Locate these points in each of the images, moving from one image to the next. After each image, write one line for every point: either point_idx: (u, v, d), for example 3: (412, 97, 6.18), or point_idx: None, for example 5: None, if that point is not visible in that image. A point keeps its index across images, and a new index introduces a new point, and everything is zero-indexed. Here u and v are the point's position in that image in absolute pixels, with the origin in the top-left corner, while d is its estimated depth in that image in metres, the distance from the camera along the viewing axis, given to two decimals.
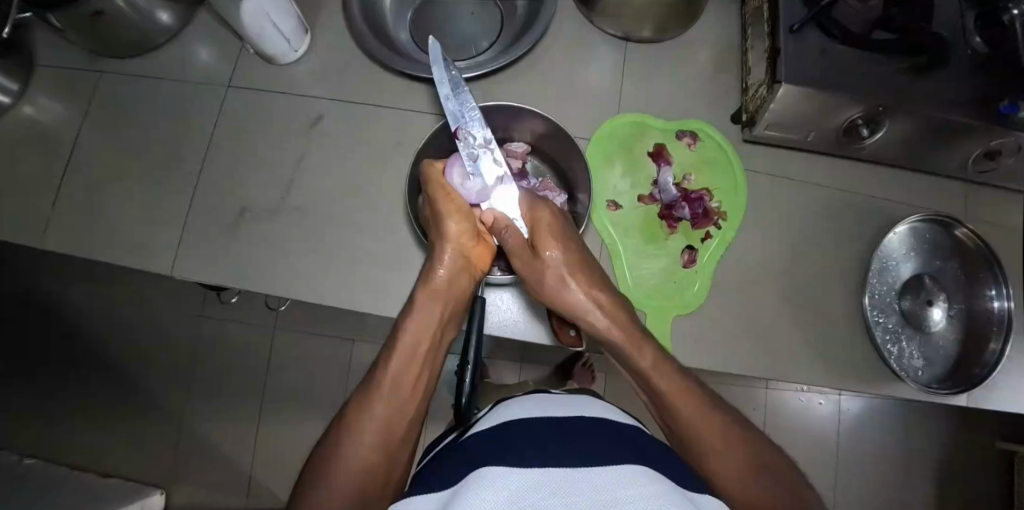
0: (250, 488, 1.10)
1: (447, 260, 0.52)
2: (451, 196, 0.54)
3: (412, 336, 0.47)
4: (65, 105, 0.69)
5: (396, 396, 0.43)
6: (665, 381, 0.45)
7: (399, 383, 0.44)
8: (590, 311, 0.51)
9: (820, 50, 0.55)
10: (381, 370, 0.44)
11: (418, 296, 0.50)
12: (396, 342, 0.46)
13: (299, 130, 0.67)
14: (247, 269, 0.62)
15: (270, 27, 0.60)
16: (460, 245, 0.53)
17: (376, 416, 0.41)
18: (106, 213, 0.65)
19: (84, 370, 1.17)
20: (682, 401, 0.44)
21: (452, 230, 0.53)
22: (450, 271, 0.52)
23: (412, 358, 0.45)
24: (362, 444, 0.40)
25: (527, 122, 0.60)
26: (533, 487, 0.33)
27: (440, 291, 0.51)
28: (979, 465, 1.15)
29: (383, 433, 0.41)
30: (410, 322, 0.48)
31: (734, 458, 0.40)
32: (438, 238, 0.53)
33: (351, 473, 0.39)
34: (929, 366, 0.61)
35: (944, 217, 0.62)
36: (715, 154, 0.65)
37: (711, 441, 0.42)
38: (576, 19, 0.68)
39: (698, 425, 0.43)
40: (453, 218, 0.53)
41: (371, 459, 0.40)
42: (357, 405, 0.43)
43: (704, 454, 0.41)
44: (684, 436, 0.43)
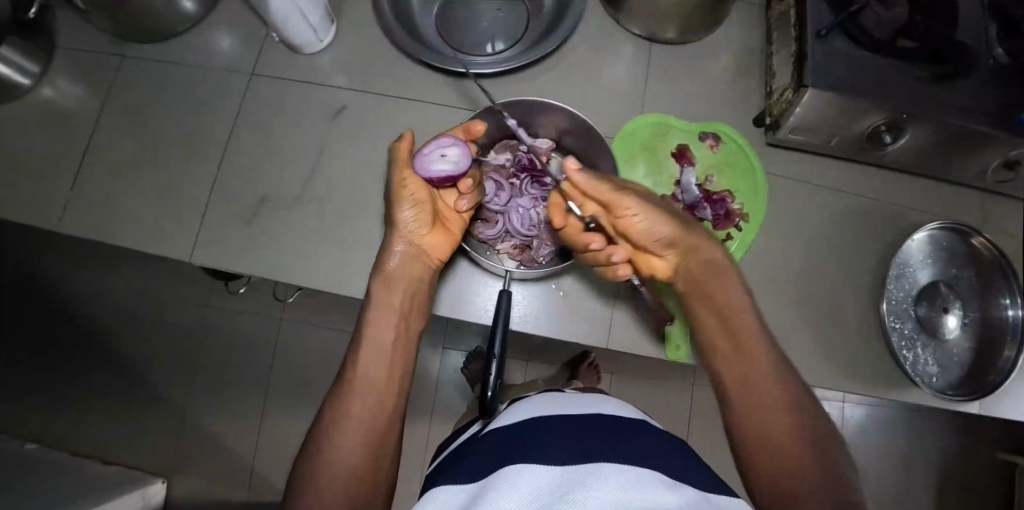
0: (253, 479, 1.10)
1: (399, 248, 0.52)
2: (406, 181, 0.53)
3: (378, 328, 0.47)
4: (85, 89, 0.69)
5: (367, 393, 0.44)
6: (749, 326, 0.44)
7: (370, 379, 0.44)
8: (698, 244, 0.48)
9: (846, 56, 0.56)
10: (351, 371, 0.45)
11: (375, 288, 0.50)
12: (361, 338, 0.46)
13: (321, 120, 0.67)
14: (266, 257, 0.62)
15: (297, 16, 0.60)
16: (414, 232, 0.53)
17: (353, 417, 0.42)
18: (125, 197, 0.65)
19: (90, 357, 1.16)
20: (759, 360, 0.42)
21: (407, 218, 0.52)
22: (404, 259, 0.52)
23: (379, 350, 0.46)
24: (346, 444, 0.41)
25: (552, 118, 0.60)
26: (556, 486, 0.33)
27: (397, 280, 0.51)
28: (980, 475, 1.16)
29: (364, 432, 0.42)
30: (369, 314, 0.48)
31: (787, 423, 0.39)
32: (393, 228, 0.52)
33: (339, 474, 0.40)
34: (943, 372, 0.61)
35: (961, 225, 0.63)
36: (737, 156, 0.65)
37: (776, 411, 0.40)
38: (600, 18, 0.68)
39: (764, 383, 0.41)
40: (409, 205, 0.53)
41: (358, 457, 0.41)
42: (331, 408, 0.43)
43: (756, 404, 0.40)
44: (741, 385, 0.42)
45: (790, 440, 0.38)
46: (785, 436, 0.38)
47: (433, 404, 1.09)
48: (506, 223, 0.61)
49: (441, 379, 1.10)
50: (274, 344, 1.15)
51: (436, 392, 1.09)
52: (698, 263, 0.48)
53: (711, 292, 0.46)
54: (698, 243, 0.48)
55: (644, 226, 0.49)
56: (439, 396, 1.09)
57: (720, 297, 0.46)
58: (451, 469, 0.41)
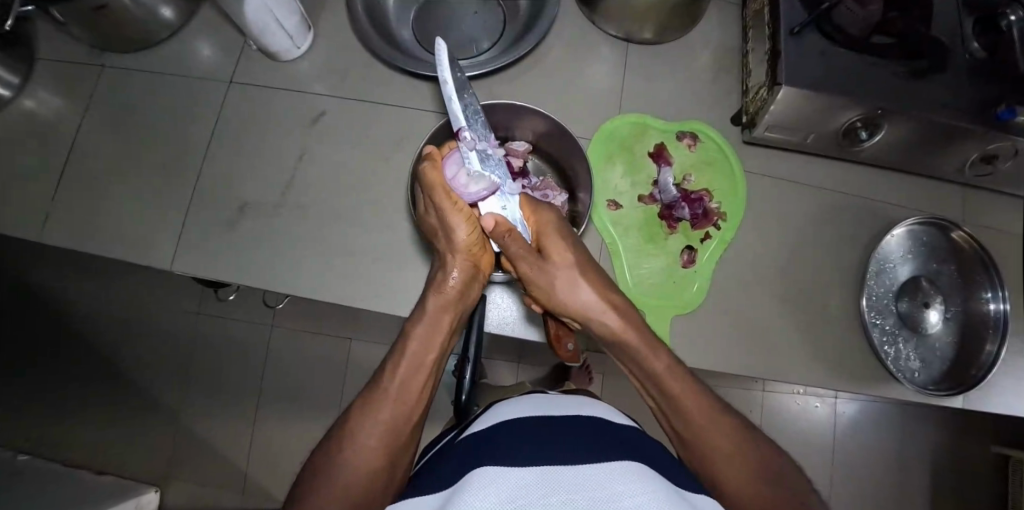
0: (245, 486, 1.10)
1: (458, 268, 0.50)
2: (458, 206, 0.49)
3: (425, 341, 0.46)
4: (66, 99, 0.69)
5: (401, 404, 0.43)
6: (677, 386, 0.45)
7: (405, 391, 0.43)
8: (598, 312, 0.49)
9: (820, 53, 0.56)
10: (388, 378, 0.44)
11: (430, 302, 0.48)
12: (405, 346, 0.45)
13: (301, 126, 0.67)
14: (246, 264, 0.62)
15: (273, 23, 0.60)
16: (471, 248, 0.50)
17: (381, 425, 0.41)
18: (107, 206, 0.65)
19: (81, 366, 1.16)
20: (698, 414, 0.44)
21: (464, 238, 0.50)
22: (463, 278, 0.50)
23: (420, 364, 0.45)
24: (367, 451, 0.40)
25: (529, 121, 0.60)
26: (531, 484, 0.33)
27: (453, 300, 0.49)
28: (975, 469, 1.15)
29: (388, 444, 0.41)
30: (420, 325, 0.47)
31: (748, 478, 0.41)
32: (449, 243, 0.51)
33: (355, 480, 0.39)
34: (925, 367, 0.61)
35: (940, 220, 0.63)
36: (715, 155, 0.65)
37: (720, 449, 0.42)
38: (578, 20, 0.68)
39: (709, 438, 0.43)
40: (463, 222, 0.49)
41: (377, 467, 0.40)
42: (362, 410, 0.42)
43: (715, 465, 0.42)
44: (693, 444, 0.43)
45: (754, 492, 0.40)
46: (736, 485, 0.40)
47: (424, 408, 1.09)
48: None
49: None
50: (265, 350, 1.15)
51: None
52: (609, 327, 0.49)
53: (635, 358, 0.47)
54: (602, 309, 0.49)
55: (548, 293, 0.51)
56: (431, 399, 1.09)
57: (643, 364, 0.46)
58: (425, 474, 0.41)
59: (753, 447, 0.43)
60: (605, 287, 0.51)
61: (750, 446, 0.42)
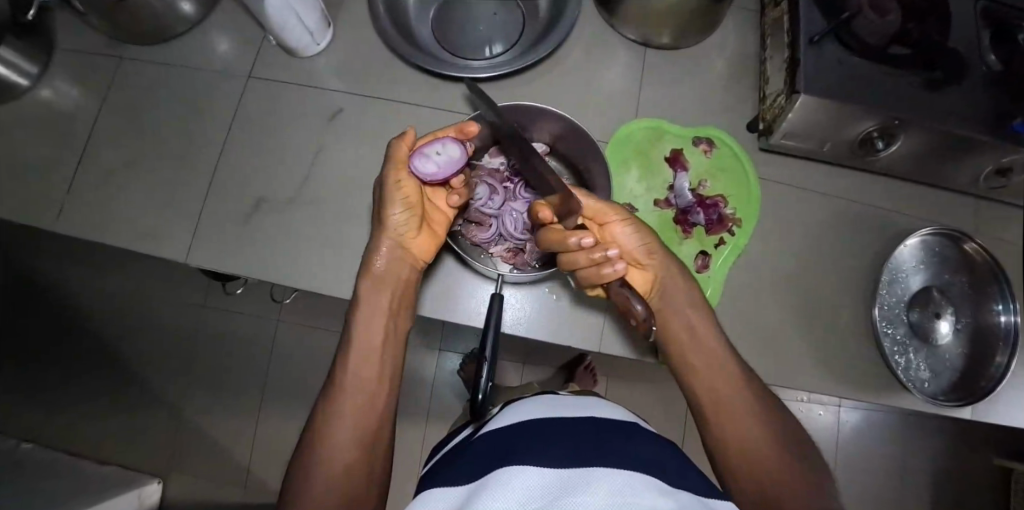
0: (248, 480, 1.10)
1: (385, 248, 0.52)
2: (401, 184, 0.52)
3: (367, 327, 0.48)
4: (83, 90, 0.69)
5: (356, 392, 0.44)
6: (716, 341, 0.48)
7: (361, 379, 0.45)
8: (663, 263, 0.53)
9: (839, 62, 0.56)
10: (340, 374, 0.45)
11: (362, 288, 0.50)
12: (350, 338, 0.47)
13: (318, 122, 0.67)
14: (261, 259, 0.63)
15: (294, 20, 0.61)
16: (400, 230, 0.52)
17: (342, 416, 0.43)
18: (122, 198, 0.66)
19: (87, 357, 1.17)
20: (734, 371, 0.46)
21: (395, 219, 0.52)
22: (390, 259, 0.52)
23: (368, 349, 0.47)
24: (337, 443, 0.42)
25: (547, 122, 0.60)
26: (551, 485, 0.34)
27: (386, 279, 0.51)
28: (977, 481, 1.16)
29: (357, 429, 0.43)
30: (358, 314, 0.48)
31: (763, 425, 0.44)
32: (380, 229, 0.52)
33: (331, 473, 0.41)
34: (935, 377, 0.61)
35: (953, 231, 0.63)
36: (730, 161, 0.65)
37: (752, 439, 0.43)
38: (596, 23, 0.68)
39: (741, 395, 0.45)
40: (397, 203, 0.52)
41: (350, 455, 0.42)
42: (325, 407, 0.44)
43: (732, 411, 0.44)
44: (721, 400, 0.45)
45: (770, 447, 0.42)
46: (758, 445, 0.43)
47: (429, 406, 1.09)
48: (499, 227, 0.63)
49: (438, 381, 1.10)
50: (271, 345, 1.15)
51: (432, 394, 1.10)
52: (670, 278, 0.52)
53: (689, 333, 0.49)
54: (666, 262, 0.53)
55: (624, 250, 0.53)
56: (435, 397, 1.09)
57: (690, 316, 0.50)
58: (443, 471, 0.41)
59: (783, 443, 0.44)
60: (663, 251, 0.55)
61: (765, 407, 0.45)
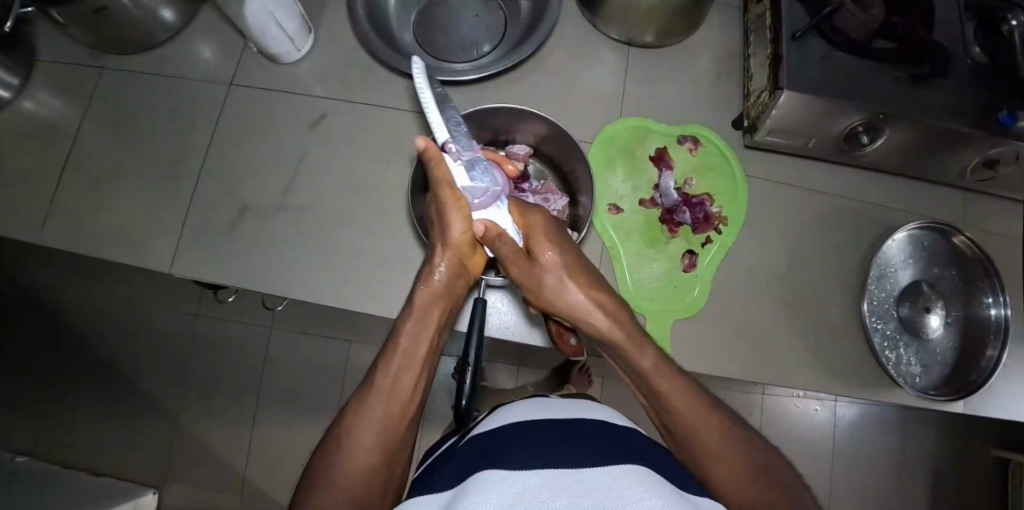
0: (244, 488, 1.09)
1: (448, 264, 0.51)
2: (461, 202, 0.51)
3: (414, 337, 0.47)
4: (66, 101, 0.69)
5: (396, 401, 0.44)
6: (658, 381, 0.47)
7: (396, 388, 0.45)
8: (587, 312, 0.51)
9: (823, 57, 0.56)
10: (381, 378, 0.45)
11: (418, 299, 0.50)
12: (396, 344, 0.46)
13: (301, 129, 0.67)
14: (248, 267, 0.62)
15: (275, 26, 0.60)
16: (463, 249, 0.52)
17: (373, 420, 0.43)
18: (107, 208, 0.65)
19: (79, 369, 1.16)
20: (681, 404, 0.46)
21: (457, 235, 0.51)
22: (451, 275, 0.51)
23: (408, 359, 0.46)
24: (362, 445, 0.42)
25: (530, 124, 0.60)
26: (536, 489, 0.33)
27: (439, 292, 0.50)
28: (975, 472, 1.15)
29: (383, 436, 0.43)
30: (408, 323, 0.48)
31: (721, 453, 0.43)
32: (442, 238, 0.52)
33: (351, 477, 0.40)
34: (926, 372, 0.61)
35: (941, 224, 0.63)
36: (716, 159, 0.65)
37: (710, 450, 0.44)
38: (579, 23, 0.68)
39: (694, 425, 0.45)
40: (460, 222, 0.51)
41: (372, 462, 0.42)
42: (354, 409, 0.43)
43: (694, 440, 0.44)
44: (677, 434, 0.46)
45: (733, 474, 0.42)
46: (719, 461, 0.43)
47: (424, 410, 1.09)
48: None
49: (432, 385, 1.10)
50: (264, 352, 1.14)
51: (427, 398, 1.09)
52: (597, 326, 0.51)
53: (623, 356, 0.49)
54: (590, 309, 0.51)
55: (537, 296, 0.53)
56: (430, 401, 1.09)
57: (629, 361, 0.49)
58: (429, 478, 0.41)
59: (743, 444, 0.44)
60: (594, 286, 0.52)
61: (723, 429, 0.45)
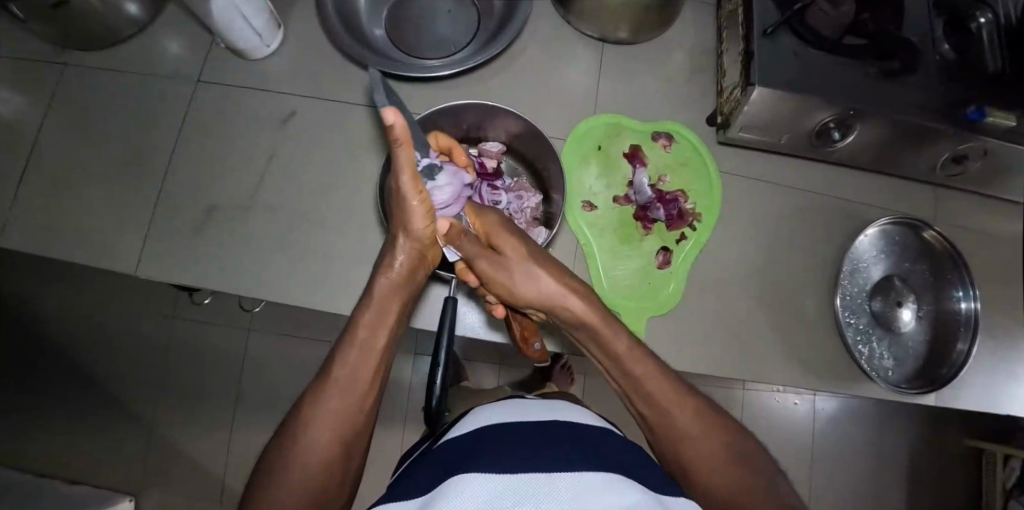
0: (222, 494, 1.08)
1: (405, 253, 0.49)
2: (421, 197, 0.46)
3: (373, 328, 0.46)
4: (26, 99, 0.67)
5: (354, 392, 0.43)
6: (638, 366, 0.46)
7: (358, 381, 0.44)
8: (562, 297, 0.49)
9: (793, 54, 0.56)
10: (336, 368, 0.44)
11: (377, 288, 0.48)
12: (353, 334, 0.46)
13: (270, 127, 0.65)
14: (216, 269, 0.61)
15: (241, 21, 0.59)
16: (423, 239, 0.48)
17: (330, 412, 0.42)
18: (69, 210, 0.63)
19: (51, 375, 1.13)
20: (657, 389, 0.45)
21: (419, 228, 0.47)
22: (410, 266, 0.49)
23: (368, 351, 0.45)
24: (319, 439, 0.41)
25: (502, 121, 0.59)
26: (508, 489, 0.33)
27: (397, 281, 0.49)
28: (950, 463, 1.18)
29: (343, 430, 0.42)
30: (366, 311, 0.47)
31: (707, 441, 0.44)
32: (403, 229, 0.48)
33: (309, 470, 0.40)
34: (898, 366, 0.62)
35: (913, 219, 0.63)
36: (690, 156, 0.65)
37: (693, 439, 0.44)
38: (553, 19, 0.67)
39: (667, 408, 0.45)
40: (421, 216, 0.47)
41: (329, 456, 0.41)
42: (311, 400, 0.43)
43: (673, 432, 0.44)
44: (659, 428, 0.45)
45: (710, 457, 0.43)
46: (701, 456, 0.43)
47: (405, 410, 1.08)
48: None
49: (413, 385, 1.09)
50: (242, 353, 1.13)
51: (408, 398, 1.08)
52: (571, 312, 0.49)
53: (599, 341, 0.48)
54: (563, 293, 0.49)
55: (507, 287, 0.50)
56: (411, 402, 1.08)
57: (608, 350, 0.48)
58: (397, 486, 0.40)
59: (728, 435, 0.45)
60: (562, 274, 0.51)
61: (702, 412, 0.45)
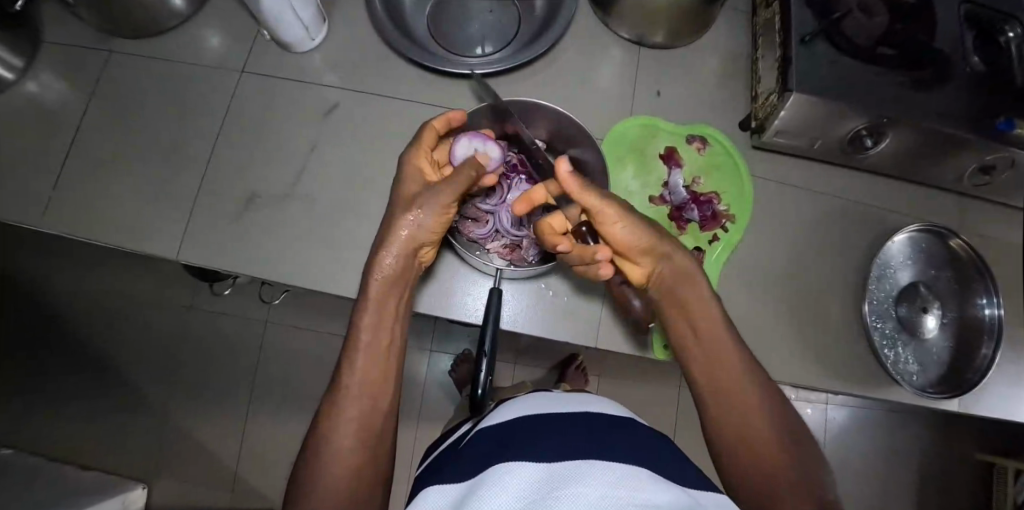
0: (236, 483, 1.08)
1: (397, 248, 0.49)
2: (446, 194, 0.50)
3: (375, 328, 0.47)
4: (71, 84, 0.68)
5: (367, 395, 0.44)
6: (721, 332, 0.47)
7: (367, 382, 0.45)
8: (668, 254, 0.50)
9: (829, 61, 0.57)
10: (348, 376, 0.45)
11: (373, 287, 0.48)
12: (357, 340, 0.46)
13: (312, 118, 0.66)
14: (254, 256, 0.62)
15: (290, 14, 0.60)
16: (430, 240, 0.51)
17: (350, 419, 0.43)
18: (111, 193, 0.64)
19: (69, 360, 1.13)
20: (727, 359, 0.46)
21: (427, 227, 0.50)
22: (405, 260, 0.50)
23: (373, 353, 0.46)
24: (343, 443, 0.42)
25: (543, 119, 0.61)
26: (544, 479, 0.34)
27: (394, 277, 0.49)
28: (958, 475, 1.18)
29: (362, 430, 0.43)
30: (364, 315, 0.47)
31: (762, 423, 0.43)
32: (403, 226, 0.50)
33: (337, 475, 0.41)
34: (923, 370, 0.63)
35: (940, 227, 0.65)
36: (723, 159, 0.66)
37: (747, 415, 0.44)
38: (591, 22, 0.69)
39: (730, 378, 0.45)
40: (432, 214, 0.50)
41: (356, 457, 0.42)
42: (328, 411, 0.44)
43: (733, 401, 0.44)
44: (722, 394, 0.45)
45: (763, 431, 0.43)
46: (759, 434, 0.43)
47: (420, 406, 1.08)
48: (497, 222, 0.61)
49: (429, 381, 1.09)
50: (260, 345, 1.14)
51: (424, 394, 1.09)
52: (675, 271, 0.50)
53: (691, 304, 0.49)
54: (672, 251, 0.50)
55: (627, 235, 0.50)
56: (427, 398, 1.09)
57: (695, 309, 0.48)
58: (439, 472, 0.42)
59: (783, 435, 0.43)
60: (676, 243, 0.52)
61: (770, 394, 0.45)
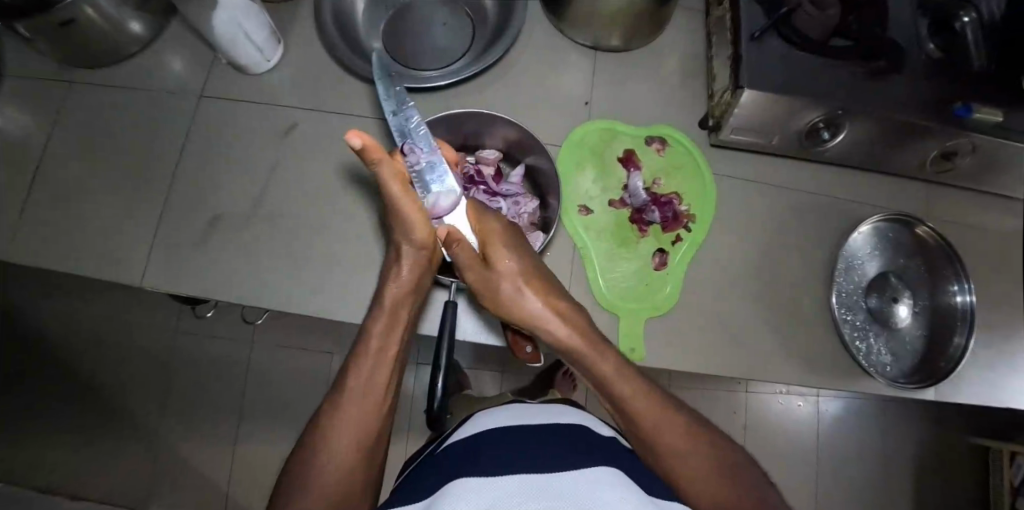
0: (226, 507, 1.07)
1: (409, 261, 0.51)
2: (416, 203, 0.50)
3: (386, 335, 0.47)
4: (32, 116, 0.68)
5: (372, 399, 0.44)
6: (621, 386, 0.47)
7: (375, 384, 0.45)
8: (546, 320, 0.50)
9: (780, 56, 0.57)
10: (353, 380, 0.45)
11: (388, 295, 0.49)
12: (369, 343, 0.47)
13: (272, 139, 0.67)
14: (218, 279, 0.62)
15: (242, 37, 0.60)
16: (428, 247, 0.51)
17: (352, 421, 0.43)
18: (74, 223, 0.64)
19: (55, 390, 1.13)
20: (640, 404, 0.46)
21: (419, 236, 0.50)
22: (415, 272, 0.51)
23: (384, 357, 0.46)
24: (343, 446, 0.42)
25: (498, 128, 0.61)
26: (506, 491, 0.33)
27: (405, 286, 0.50)
28: (956, 462, 1.17)
29: (361, 434, 0.43)
30: (378, 320, 0.48)
31: (695, 457, 0.44)
32: (405, 236, 0.51)
33: (331, 478, 0.41)
34: (897, 361, 0.62)
35: (906, 216, 0.64)
36: (683, 159, 0.66)
37: (678, 457, 0.44)
38: (546, 28, 0.69)
39: (648, 424, 0.45)
40: (419, 222, 0.50)
41: (352, 462, 0.42)
42: (327, 415, 0.43)
43: (659, 447, 0.45)
44: (645, 444, 0.46)
45: (696, 470, 0.43)
46: (694, 476, 0.43)
47: (407, 419, 1.08)
48: None
49: (415, 394, 1.09)
50: (245, 365, 1.13)
51: (410, 407, 1.08)
52: (556, 333, 0.50)
53: (586, 362, 0.49)
54: (544, 317, 0.50)
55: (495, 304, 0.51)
56: (414, 411, 1.08)
57: (592, 367, 0.48)
58: (403, 490, 0.41)
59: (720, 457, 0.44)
60: (550, 293, 0.51)
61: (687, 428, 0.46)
